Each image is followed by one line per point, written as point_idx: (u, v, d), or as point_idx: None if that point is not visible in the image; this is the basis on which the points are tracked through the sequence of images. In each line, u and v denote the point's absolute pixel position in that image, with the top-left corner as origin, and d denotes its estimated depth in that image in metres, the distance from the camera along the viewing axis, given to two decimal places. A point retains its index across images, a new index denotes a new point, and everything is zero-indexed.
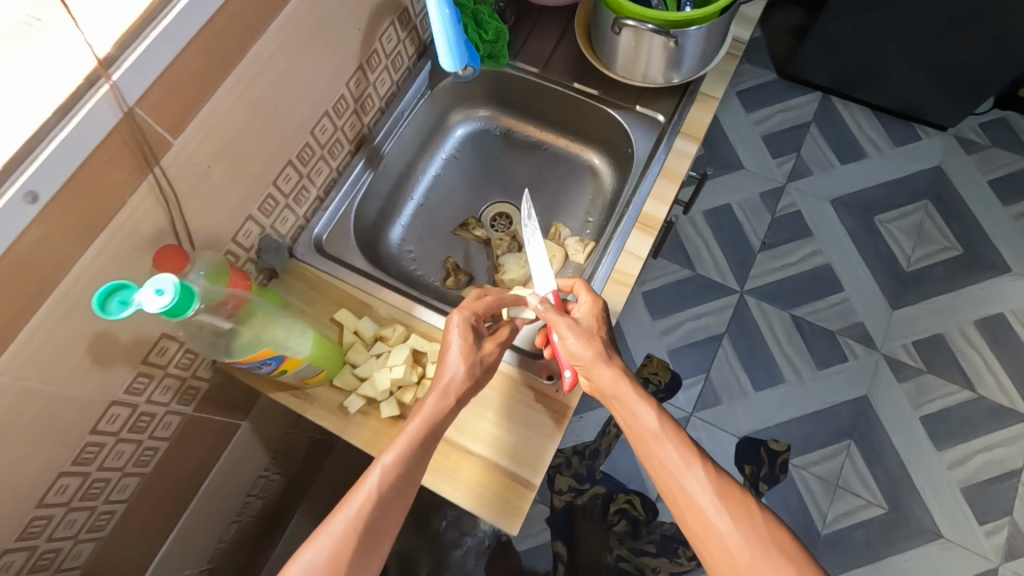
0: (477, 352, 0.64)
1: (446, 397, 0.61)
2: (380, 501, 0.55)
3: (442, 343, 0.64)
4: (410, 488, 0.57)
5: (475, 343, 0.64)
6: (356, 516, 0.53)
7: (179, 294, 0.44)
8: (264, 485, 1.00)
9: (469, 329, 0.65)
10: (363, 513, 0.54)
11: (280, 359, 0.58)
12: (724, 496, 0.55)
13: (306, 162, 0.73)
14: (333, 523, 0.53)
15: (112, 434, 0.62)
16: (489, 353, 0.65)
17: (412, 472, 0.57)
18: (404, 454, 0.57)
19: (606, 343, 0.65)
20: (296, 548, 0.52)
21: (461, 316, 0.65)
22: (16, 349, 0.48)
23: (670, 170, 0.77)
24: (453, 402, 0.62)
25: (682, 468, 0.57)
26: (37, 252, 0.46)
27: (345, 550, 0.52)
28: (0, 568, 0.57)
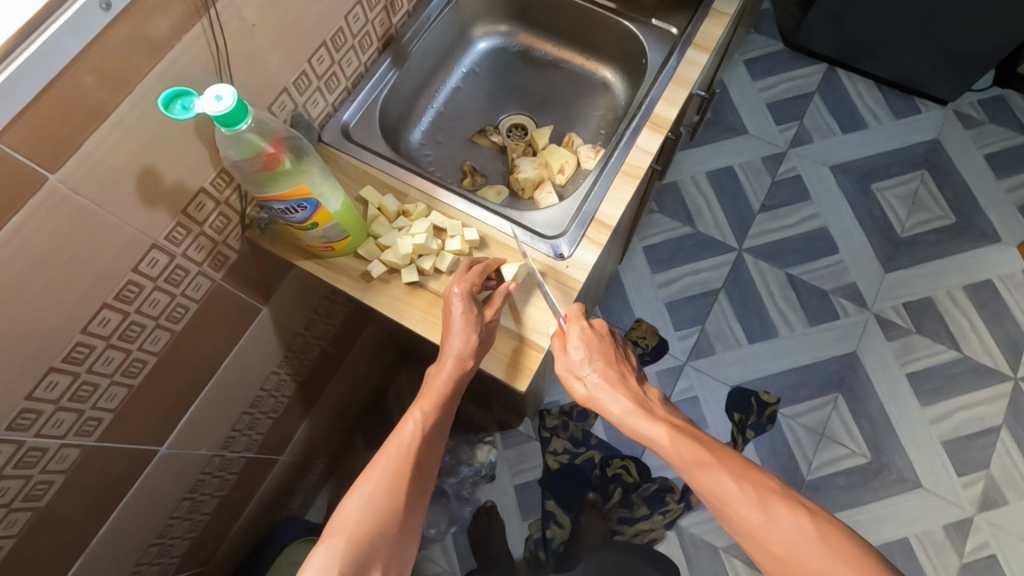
0: (480, 323, 0.67)
1: (467, 365, 0.66)
2: (416, 455, 0.62)
3: (445, 319, 0.66)
4: (437, 441, 0.65)
5: (475, 313, 0.67)
6: (396, 468, 0.60)
7: (235, 103, 0.49)
8: (276, 382, 1.03)
9: (469, 302, 0.67)
10: (400, 460, 0.61)
11: (314, 206, 0.62)
12: (760, 499, 0.59)
13: (338, 47, 0.77)
14: (374, 470, 0.60)
15: (150, 279, 0.66)
16: (490, 320, 0.68)
17: (439, 424, 0.65)
18: (432, 409, 0.65)
19: (607, 368, 0.69)
20: (349, 488, 0.59)
21: (459, 291, 0.67)
22: (78, 160, 0.52)
23: (681, 77, 0.81)
24: (472, 365, 0.66)
25: (708, 471, 0.61)
26: (100, 67, 0.50)
27: (395, 495, 0.59)
28: (45, 387, 0.60)
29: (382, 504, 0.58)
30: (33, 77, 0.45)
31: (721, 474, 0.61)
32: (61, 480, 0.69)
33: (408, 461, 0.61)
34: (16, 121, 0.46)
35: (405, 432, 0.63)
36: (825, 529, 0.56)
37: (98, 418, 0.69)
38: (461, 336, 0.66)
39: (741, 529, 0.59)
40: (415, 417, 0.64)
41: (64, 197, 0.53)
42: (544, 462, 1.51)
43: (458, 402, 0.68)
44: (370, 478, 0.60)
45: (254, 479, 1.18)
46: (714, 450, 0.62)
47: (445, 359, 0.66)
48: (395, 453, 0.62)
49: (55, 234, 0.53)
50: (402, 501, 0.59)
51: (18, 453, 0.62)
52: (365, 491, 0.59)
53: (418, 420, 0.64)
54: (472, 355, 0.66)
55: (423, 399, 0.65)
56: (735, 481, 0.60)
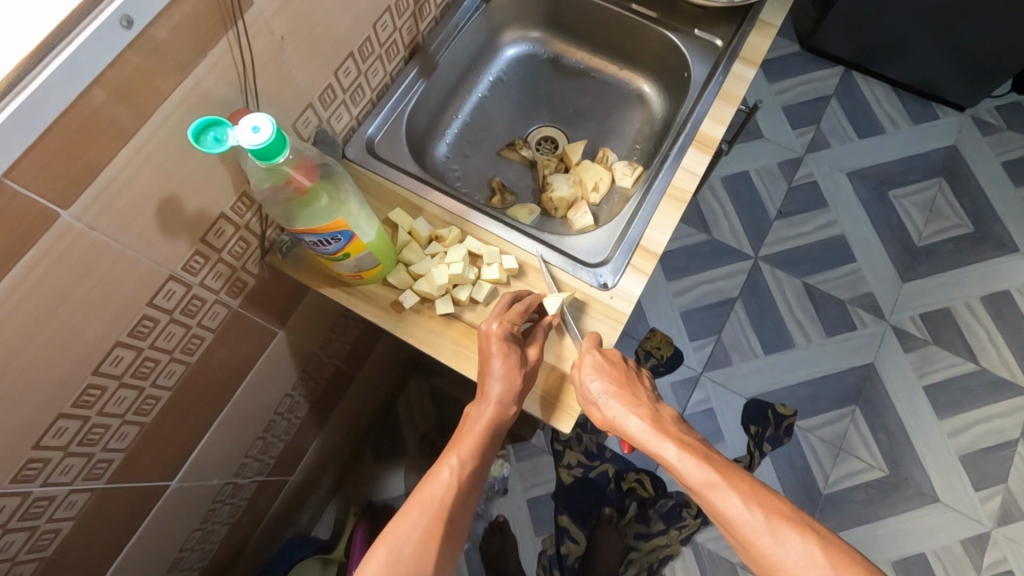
0: (521, 364, 0.62)
1: (509, 409, 0.62)
2: (451, 507, 0.55)
3: (484, 362, 0.62)
4: (474, 494, 0.58)
5: (515, 353, 0.62)
6: (429, 520, 0.53)
7: (274, 135, 0.44)
8: (289, 404, 0.99)
9: (509, 340, 0.63)
10: (435, 508, 0.54)
11: (349, 238, 0.57)
12: (783, 532, 0.55)
13: (366, 58, 0.71)
14: (403, 523, 0.53)
15: (166, 312, 0.60)
16: (533, 361, 0.64)
17: (476, 476, 0.58)
18: (470, 458, 0.58)
19: (623, 390, 0.64)
20: (374, 541, 0.52)
21: (497, 328, 0.62)
22: (94, 191, 0.47)
23: (728, 93, 0.76)
24: (513, 411, 0.62)
25: (717, 492, 0.58)
26: (119, 89, 0.45)
27: (426, 551, 0.51)
28: (54, 434, 0.55)
29: (410, 561, 0.50)
30: (47, 105, 0.40)
31: (731, 496, 0.57)
32: (69, 527, 0.64)
33: (441, 514, 0.54)
34: (28, 153, 0.41)
35: (439, 482, 0.56)
36: (837, 555, 0.53)
37: (109, 460, 0.64)
38: (501, 379, 0.61)
39: (751, 554, 0.56)
40: (451, 464, 0.57)
41: (78, 233, 0.47)
42: (557, 475, 1.48)
43: (495, 451, 0.62)
44: (396, 531, 0.52)
45: (264, 501, 1.13)
46: (725, 472, 0.59)
47: (486, 403, 0.61)
48: (427, 505, 0.54)
49: (68, 273, 0.48)
50: (433, 559, 0.51)
51: (24, 504, 0.57)
52: (393, 544, 0.51)
53: (456, 469, 0.57)
54: (513, 401, 0.62)
55: (459, 447, 0.59)
56: (746, 505, 0.57)
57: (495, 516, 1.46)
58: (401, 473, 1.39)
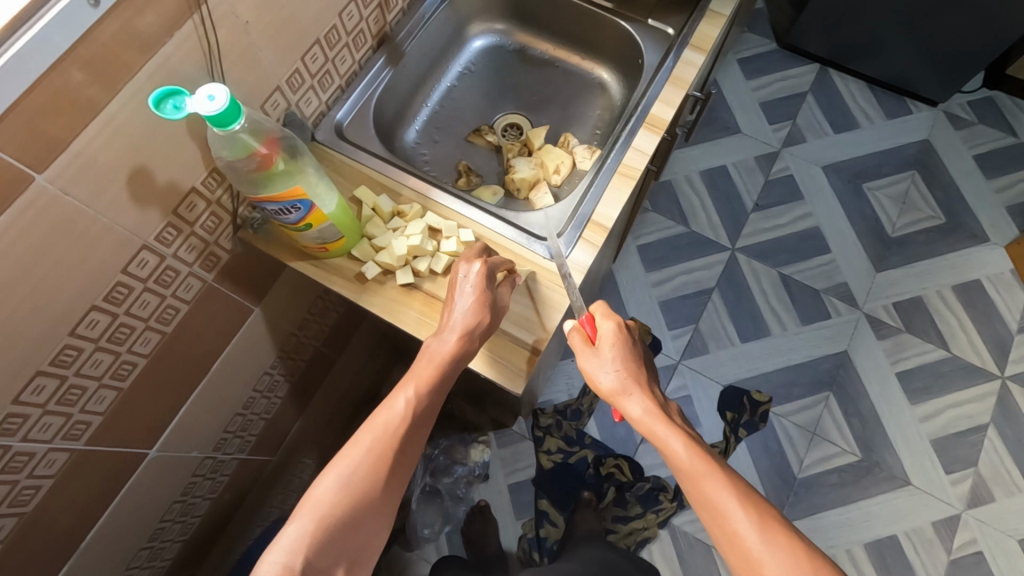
0: (492, 303, 0.66)
1: (472, 343, 0.64)
2: (403, 437, 0.59)
3: (451, 293, 0.65)
4: (426, 424, 0.62)
5: (487, 291, 0.66)
6: (381, 448, 0.58)
7: (228, 103, 0.48)
8: (269, 382, 1.02)
9: (486, 278, 0.66)
10: (387, 437, 0.59)
11: (309, 207, 0.61)
12: (761, 521, 0.58)
13: (333, 45, 0.76)
14: (356, 447, 0.58)
15: (140, 280, 0.64)
16: (500, 302, 0.68)
17: (430, 406, 0.62)
18: (427, 390, 0.62)
19: (633, 369, 0.68)
20: (328, 464, 0.57)
21: (480, 267, 0.66)
22: (66, 159, 0.51)
23: (678, 77, 0.81)
24: (476, 345, 0.65)
25: (707, 480, 0.61)
26: (89, 64, 0.49)
27: (376, 474, 0.57)
28: (31, 390, 0.59)
29: (359, 485, 0.56)
30: (19, 74, 0.44)
31: (724, 489, 0.60)
32: (49, 485, 0.68)
33: (393, 442, 0.59)
34: (3, 119, 0.45)
35: (394, 410, 0.60)
36: (813, 560, 0.56)
37: (87, 422, 0.68)
38: (473, 313, 0.64)
39: (736, 546, 0.58)
40: (407, 395, 0.61)
41: (53, 197, 0.51)
42: (538, 461, 1.51)
43: (454, 382, 0.65)
44: (350, 455, 0.58)
45: (247, 479, 1.17)
46: (721, 467, 0.62)
47: (449, 335, 0.63)
48: (380, 431, 0.59)
49: (44, 234, 0.52)
50: (381, 483, 0.57)
51: (4, 458, 0.61)
52: (343, 472, 0.56)
53: (410, 400, 0.61)
54: (479, 334, 0.65)
55: (416, 376, 0.62)
56: (736, 498, 0.60)
57: (476, 500, 1.50)
58: None
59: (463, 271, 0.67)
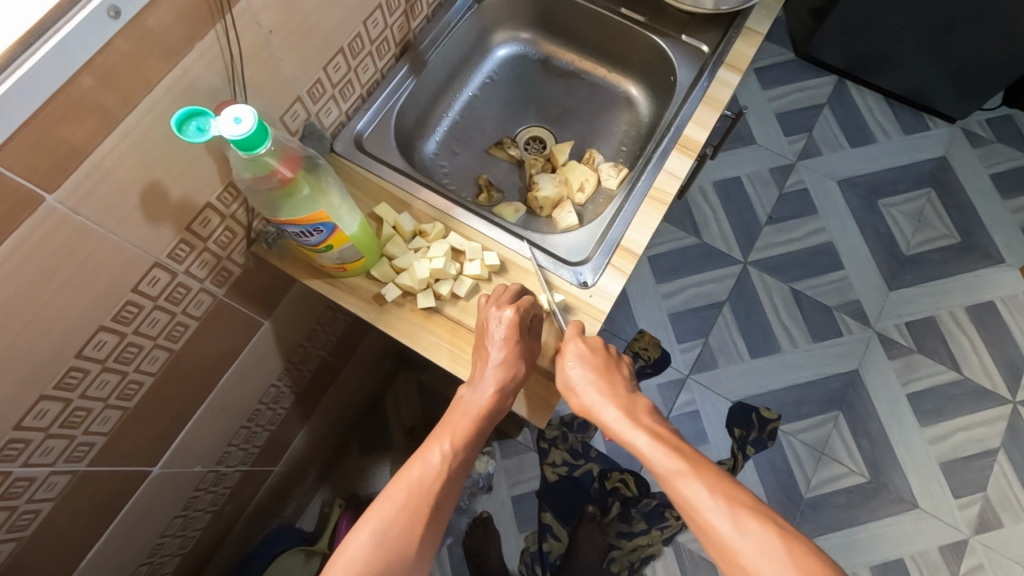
0: (523, 354, 0.64)
1: (506, 398, 0.63)
2: (437, 493, 0.58)
3: (485, 342, 0.63)
4: (460, 480, 0.61)
5: (521, 343, 0.64)
6: (415, 503, 0.56)
7: (255, 126, 0.46)
8: (274, 395, 0.99)
9: (519, 326, 0.63)
10: (419, 491, 0.57)
11: (331, 229, 0.59)
12: (736, 513, 0.55)
13: (356, 54, 0.72)
14: (388, 501, 0.57)
15: (150, 298, 0.61)
16: (532, 351, 0.65)
17: (464, 461, 0.61)
18: (461, 445, 0.61)
19: (608, 375, 0.65)
20: (359, 519, 0.55)
21: (513, 314, 0.63)
22: (79, 177, 0.48)
23: (712, 98, 0.78)
24: (510, 399, 0.63)
25: (672, 472, 0.58)
26: (106, 77, 0.46)
27: (411, 530, 0.55)
28: (35, 414, 0.56)
29: (392, 544, 0.54)
30: (34, 89, 0.41)
31: (695, 484, 0.57)
32: (49, 508, 0.65)
33: (428, 498, 0.57)
34: (16, 135, 0.42)
35: (428, 465, 0.59)
36: (788, 547, 0.52)
37: (90, 443, 0.65)
38: (506, 366, 0.62)
39: (712, 538, 0.55)
40: (443, 449, 0.60)
41: (63, 218, 0.48)
42: (542, 473, 1.47)
43: (485, 436, 0.64)
44: (382, 509, 0.56)
45: (249, 489, 1.14)
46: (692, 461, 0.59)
47: (484, 387, 0.62)
48: (414, 486, 0.57)
49: (53, 256, 0.49)
50: (416, 542, 0.55)
51: (4, 484, 0.58)
52: (374, 528, 0.55)
53: (445, 455, 0.59)
54: (513, 388, 0.63)
55: (452, 430, 0.61)
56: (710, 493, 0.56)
57: (478, 511, 1.47)
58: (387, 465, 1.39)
59: (495, 317, 0.64)
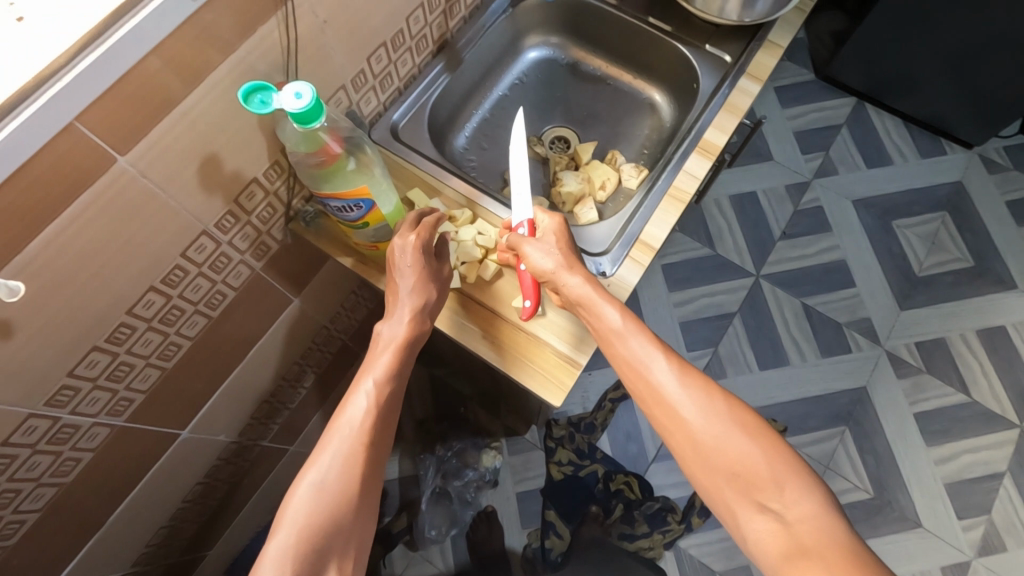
0: (430, 274, 0.66)
1: (424, 323, 0.66)
2: (369, 430, 0.58)
3: (394, 276, 0.65)
4: (394, 409, 0.62)
5: (427, 263, 0.66)
6: (349, 447, 0.57)
7: (313, 102, 0.51)
8: (297, 373, 1.03)
9: (422, 251, 0.66)
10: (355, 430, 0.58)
11: (370, 207, 0.63)
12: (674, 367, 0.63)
13: (397, 48, 0.77)
14: (325, 452, 0.57)
15: (195, 264, 0.66)
16: (445, 284, 0.69)
17: (394, 391, 0.62)
18: (385, 378, 0.62)
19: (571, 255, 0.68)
20: (298, 473, 0.56)
21: (413, 238, 0.66)
22: (147, 143, 0.53)
23: (732, 105, 0.81)
24: (428, 324, 0.66)
25: (601, 303, 0.65)
26: (178, 54, 0.51)
27: (350, 472, 0.56)
28: (86, 364, 0.60)
29: (336, 483, 0.55)
30: (117, 61, 0.46)
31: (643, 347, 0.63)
32: (88, 458, 0.69)
33: (360, 438, 0.58)
34: (98, 102, 0.47)
35: (356, 408, 0.59)
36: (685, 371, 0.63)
37: (130, 399, 0.69)
38: (416, 295, 0.65)
39: (627, 358, 0.63)
40: (367, 388, 0.61)
41: (130, 179, 0.53)
42: (548, 471, 1.49)
43: (410, 368, 0.65)
44: (322, 457, 0.57)
45: (264, 465, 1.18)
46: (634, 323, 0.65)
47: (398, 321, 0.64)
48: (346, 431, 0.58)
49: (117, 215, 0.54)
50: (358, 479, 0.56)
51: (53, 429, 0.62)
52: (314, 475, 0.56)
53: (370, 394, 0.60)
54: (425, 310, 0.66)
55: (371, 369, 0.62)
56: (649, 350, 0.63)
57: (483, 505, 1.50)
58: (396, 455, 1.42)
59: (398, 245, 0.66)
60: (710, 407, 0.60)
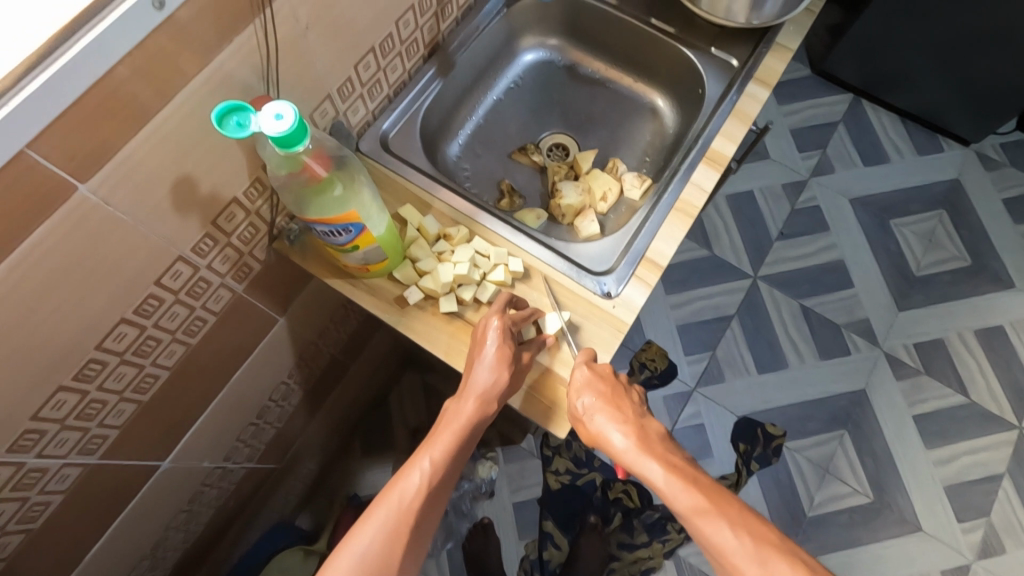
0: (513, 361, 0.63)
1: (489, 405, 0.62)
2: (418, 510, 0.57)
3: (477, 345, 0.62)
4: (445, 493, 0.59)
5: (511, 354, 0.63)
6: (395, 524, 0.55)
7: (296, 124, 0.46)
8: (283, 392, 0.99)
9: (508, 335, 0.63)
10: (404, 508, 0.56)
11: (360, 229, 0.58)
12: (761, 555, 0.54)
13: (386, 53, 0.72)
14: (372, 522, 0.56)
15: (172, 292, 0.61)
16: (524, 363, 0.64)
17: (447, 476, 0.60)
18: (442, 458, 0.59)
19: (617, 408, 0.63)
20: (341, 543, 0.54)
21: (500, 322, 0.63)
22: (112, 167, 0.48)
23: (741, 111, 0.77)
24: (494, 408, 0.62)
25: (648, 467, 0.60)
26: (144, 70, 0.46)
27: (392, 553, 0.54)
28: (51, 405, 0.55)
29: (377, 564, 0.53)
30: (73, 80, 0.41)
31: (720, 526, 0.56)
32: (59, 500, 0.64)
33: (408, 517, 0.56)
34: (52, 125, 0.42)
35: (410, 482, 0.58)
36: (759, 535, 0.56)
37: (104, 436, 0.64)
38: (492, 373, 0.61)
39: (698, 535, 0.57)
40: (423, 466, 0.58)
41: (93, 208, 0.48)
42: (545, 480, 1.48)
43: (469, 450, 0.63)
44: (365, 531, 0.55)
45: (251, 485, 1.13)
46: (710, 497, 0.57)
47: (467, 400, 0.61)
48: (396, 506, 0.56)
49: (79, 246, 0.49)
50: (399, 562, 0.54)
51: (17, 474, 0.57)
52: (356, 552, 0.54)
53: (427, 471, 0.58)
54: (497, 397, 0.62)
55: (433, 445, 0.60)
56: (733, 533, 0.55)
57: (479, 517, 1.46)
58: (388, 467, 1.38)
59: (484, 330, 0.63)
60: None
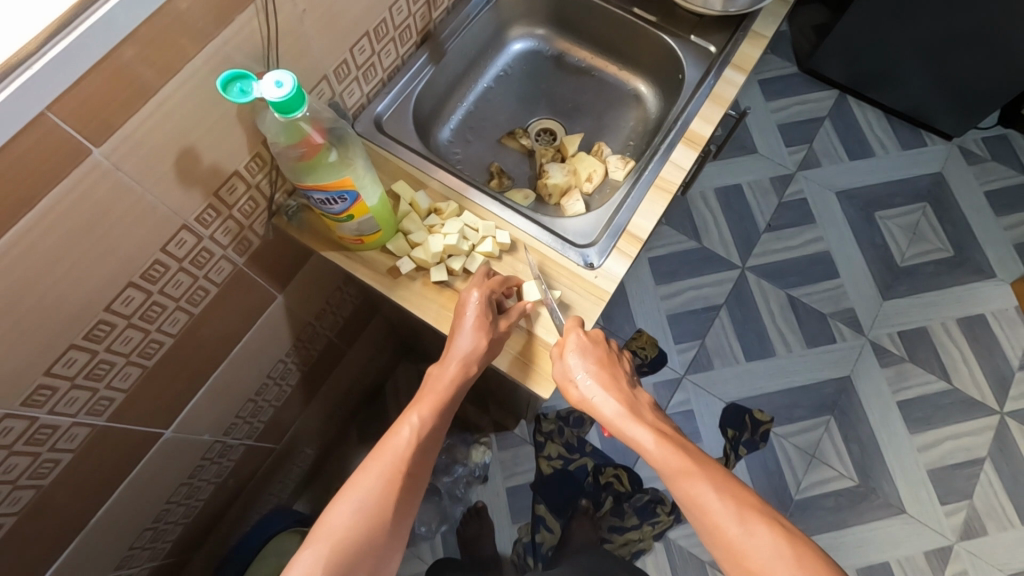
0: (492, 328, 0.67)
1: (470, 368, 0.65)
2: (410, 462, 0.61)
3: (458, 315, 0.66)
4: (433, 447, 0.63)
5: (490, 321, 0.67)
6: (391, 474, 0.59)
7: (294, 91, 0.50)
8: (282, 370, 1.02)
9: (488, 304, 0.67)
10: (396, 461, 0.60)
11: (354, 199, 0.62)
12: (740, 510, 0.58)
13: (380, 39, 0.76)
14: (366, 473, 0.59)
15: (176, 260, 0.64)
16: (502, 330, 0.68)
17: (434, 432, 0.64)
18: (430, 415, 0.64)
19: (611, 376, 0.68)
20: (338, 492, 0.58)
21: (480, 294, 0.67)
22: (122, 134, 0.51)
23: (718, 95, 0.82)
24: (475, 371, 0.66)
25: (635, 430, 0.64)
26: (152, 44, 0.49)
27: (387, 500, 0.58)
28: (62, 363, 0.59)
29: (372, 510, 0.57)
30: (87, 49, 0.44)
31: (703, 484, 0.60)
32: (68, 459, 0.67)
33: (402, 468, 0.60)
34: (68, 92, 0.45)
35: (401, 437, 0.62)
36: (741, 499, 0.59)
37: (111, 398, 0.67)
38: (473, 339, 0.65)
39: (681, 495, 0.61)
40: (412, 422, 0.63)
41: (105, 172, 0.52)
42: (538, 466, 1.50)
43: (454, 411, 0.67)
44: (360, 480, 0.59)
45: (250, 464, 1.17)
46: (696, 459, 0.62)
47: (450, 363, 0.65)
48: (389, 458, 0.60)
49: (91, 208, 0.52)
50: (392, 509, 0.58)
51: (30, 430, 0.60)
52: (351, 500, 0.57)
53: (416, 426, 0.62)
54: (478, 360, 0.66)
55: (421, 403, 0.64)
56: (716, 492, 0.59)
57: (473, 501, 1.49)
58: None
59: (465, 302, 0.67)
60: (787, 552, 0.55)
